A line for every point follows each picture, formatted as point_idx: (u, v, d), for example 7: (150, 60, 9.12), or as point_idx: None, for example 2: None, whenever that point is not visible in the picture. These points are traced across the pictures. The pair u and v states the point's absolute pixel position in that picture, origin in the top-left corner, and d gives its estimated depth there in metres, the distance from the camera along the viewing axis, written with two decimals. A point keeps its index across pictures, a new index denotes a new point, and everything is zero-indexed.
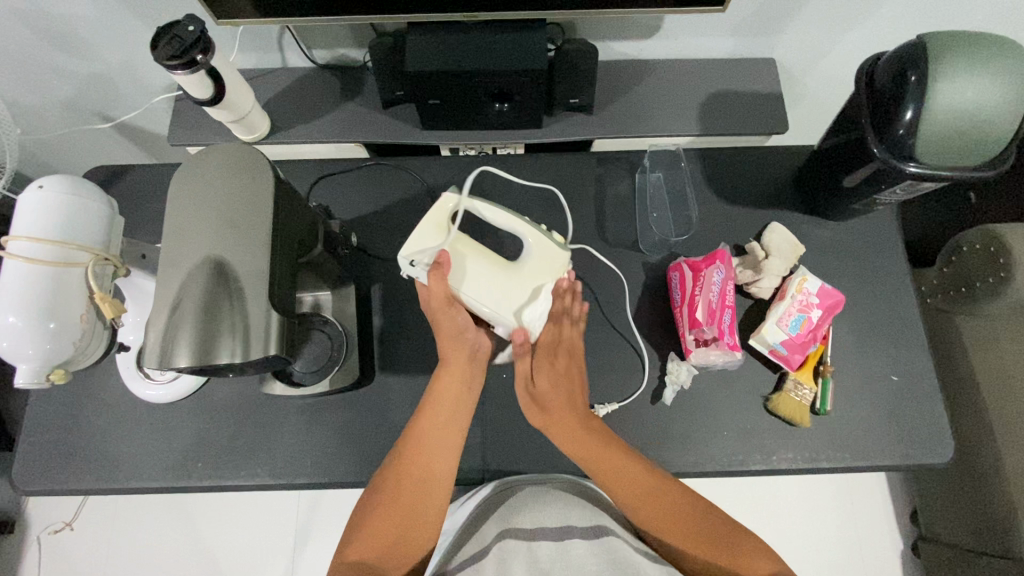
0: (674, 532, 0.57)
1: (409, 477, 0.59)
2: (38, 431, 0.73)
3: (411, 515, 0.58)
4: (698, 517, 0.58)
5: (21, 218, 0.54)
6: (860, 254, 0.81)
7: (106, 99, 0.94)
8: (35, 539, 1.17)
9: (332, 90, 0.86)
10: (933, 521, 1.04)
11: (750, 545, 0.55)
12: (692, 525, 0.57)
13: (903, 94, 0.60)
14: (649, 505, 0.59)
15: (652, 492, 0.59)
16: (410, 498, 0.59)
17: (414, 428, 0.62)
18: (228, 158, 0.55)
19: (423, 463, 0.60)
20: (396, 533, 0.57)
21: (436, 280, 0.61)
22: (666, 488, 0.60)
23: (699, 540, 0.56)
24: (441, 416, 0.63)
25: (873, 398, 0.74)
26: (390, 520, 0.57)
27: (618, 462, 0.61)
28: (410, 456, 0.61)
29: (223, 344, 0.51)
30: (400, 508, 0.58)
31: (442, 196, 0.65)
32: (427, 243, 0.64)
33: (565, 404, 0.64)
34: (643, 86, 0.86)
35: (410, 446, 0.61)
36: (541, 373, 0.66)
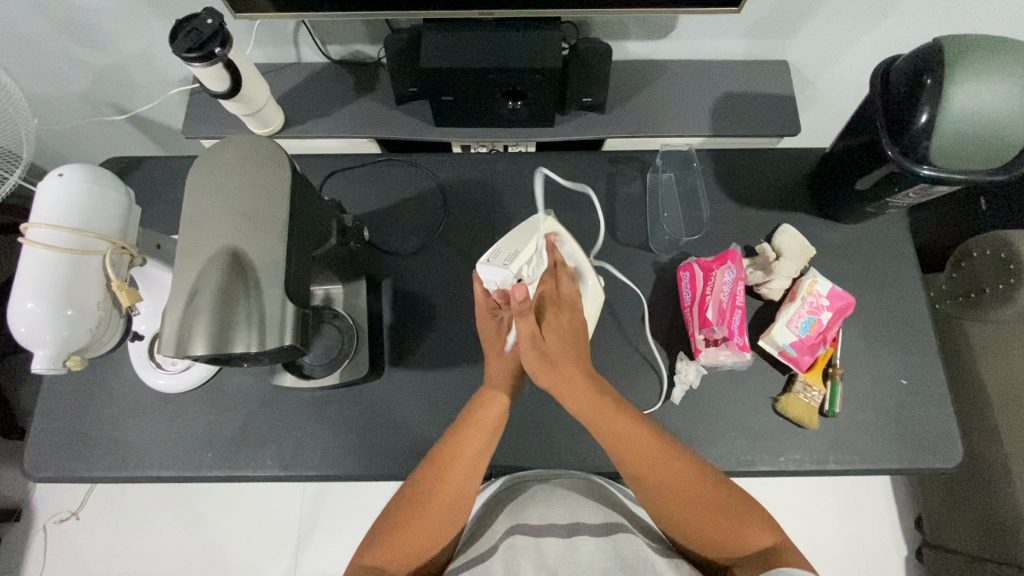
0: (671, 497, 0.57)
1: (442, 495, 0.58)
2: (50, 419, 0.74)
3: (438, 527, 0.57)
4: (699, 482, 0.57)
5: (40, 206, 0.54)
6: (871, 257, 0.81)
7: (121, 91, 0.95)
8: (41, 528, 1.18)
9: (346, 85, 0.86)
10: (938, 527, 1.04)
11: (750, 515, 0.55)
12: (692, 492, 0.57)
13: (919, 97, 0.60)
14: (648, 469, 0.58)
15: (652, 454, 0.58)
16: (434, 514, 0.58)
17: (450, 443, 0.61)
18: (246, 150, 0.55)
19: (457, 483, 0.59)
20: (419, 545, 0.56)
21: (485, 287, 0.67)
22: (669, 454, 0.58)
23: (699, 506, 0.56)
24: (479, 434, 0.62)
25: (882, 401, 0.74)
26: (415, 534, 0.56)
27: (618, 422, 0.60)
28: (441, 470, 0.59)
29: (239, 334, 0.51)
30: (426, 522, 0.57)
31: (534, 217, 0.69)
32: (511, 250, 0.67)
33: (566, 361, 0.62)
34: (656, 86, 0.86)
35: (444, 460, 0.60)
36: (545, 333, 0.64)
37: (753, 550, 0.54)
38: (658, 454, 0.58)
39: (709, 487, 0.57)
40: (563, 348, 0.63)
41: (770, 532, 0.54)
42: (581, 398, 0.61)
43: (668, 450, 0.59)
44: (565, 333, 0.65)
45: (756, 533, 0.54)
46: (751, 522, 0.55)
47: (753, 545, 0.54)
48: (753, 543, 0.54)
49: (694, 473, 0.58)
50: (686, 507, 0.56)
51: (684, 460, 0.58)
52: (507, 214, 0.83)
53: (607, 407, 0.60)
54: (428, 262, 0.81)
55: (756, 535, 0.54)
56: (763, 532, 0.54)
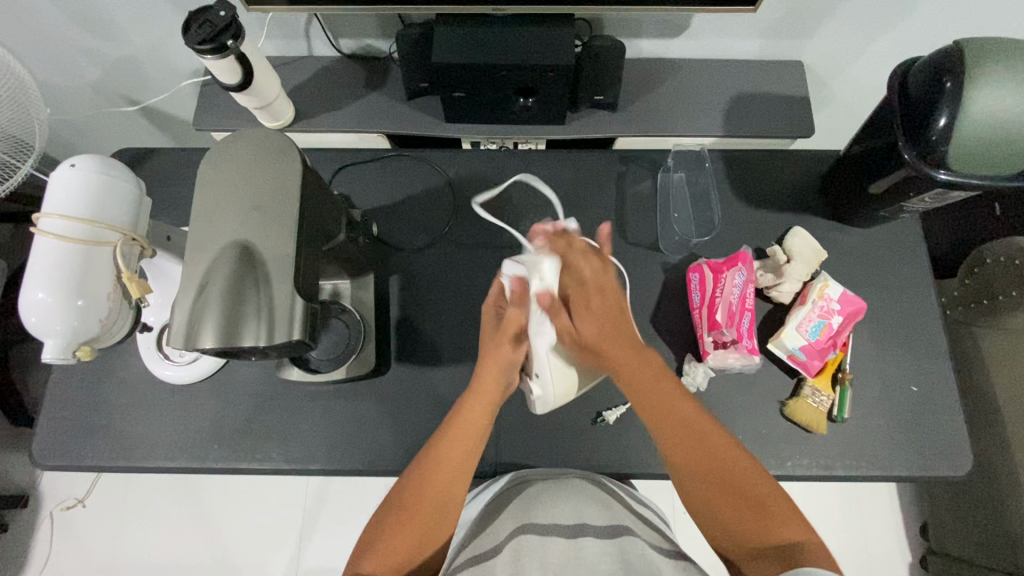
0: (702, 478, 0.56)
1: (426, 504, 0.57)
2: (58, 408, 0.74)
3: (432, 519, 0.57)
4: (737, 471, 0.55)
5: (52, 196, 0.54)
6: (883, 262, 0.80)
7: (133, 82, 0.95)
8: (47, 515, 1.19)
9: (356, 79, 0.86)
10: (943, 534, 1.03)
11: (779, 510, 0.53)
12: (727, 477, 0.55)
13: (937, 101, 0.59)
14: (686, 448, 0.57)
15: (695, 435, 0.57)
16: (423, 519, 0.57)
17: (431, 454, 0.60)
18: (257, 143, 0.55)
19: (441, 485, 0.58)
20: (414, 539, 0.56)
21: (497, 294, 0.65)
22: (713, 437, 0.57)
23: (728, 493, 0.55)
24: (469, 421, 0.61)
25: (891, 408, 0.73)
26: (411, 529, 0.56)
27: (663, 395, 0.60)
28: (433, 461, 0.59)
29: (248, 327, 0.51)
30: (422, 515, 0.57)
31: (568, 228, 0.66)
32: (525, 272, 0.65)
33: (615, 341, 0.61)
34: (668, 85, 0.85)
35: (437, 449, 0.60)
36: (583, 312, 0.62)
37: (776, 547, 0.51)
38: (699, 435, 0.58)
39: (746, 476, 0.55)
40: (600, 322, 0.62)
41: (797, 529, 0.52)
42: (631, 366, 0.61)
43: (712, 434, 0.58)
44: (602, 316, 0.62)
45: (781, 529, 0.52)
46: (778, 516, 0.53)
47: (776, 542, 0.51)
48: (774, 540, 0.52)
49: (733, 460, 0.56)
50: (715, 490, 0.55)
51: (727, 447, 0.57)
52: (516, 212, 0.83)
53: (656, 379, 0.61)
54: (436, 258, 0.80)
55: (780, 529, 0.52)
56: (791, 529, 0.52)
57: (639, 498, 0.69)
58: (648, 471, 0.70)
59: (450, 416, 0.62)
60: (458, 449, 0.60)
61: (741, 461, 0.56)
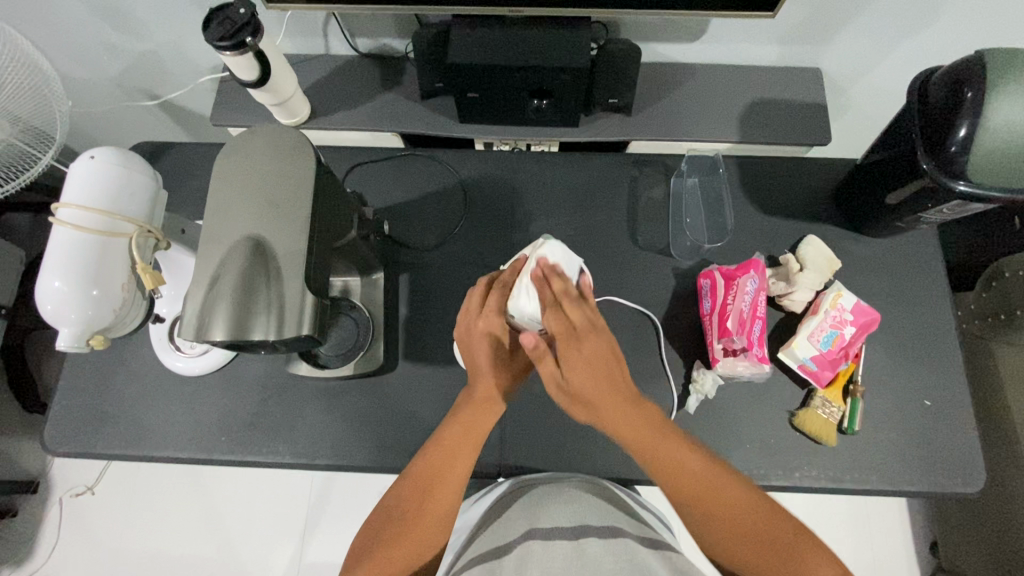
0: (720, 524, 0.53)
1: (429, 505, 0.57)
2: (72, 395, 0.75)
3: (439, 518, 0.57)
4: (756, 513, 0.53)
5: (72, 187, 0.55)
6: (898, 273, 0.79)
7: (153, 77, 0.96)
8: (57, 501, 1.20)
9: (372, 78, 0.87)
10: (953, 553, 1.01)
11: (801, 546, 0.51)
12: (746, 522, 0.53)
13: (958, 111, 0.58)
14: (704, 499, 0.54)
15: (711, 484, 0.54)
16: (426, 520, 0.56)
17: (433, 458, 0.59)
18: (272, 140, 0.55)
19: (444, 488, 0.58)
20: (418, 543, 0.55)
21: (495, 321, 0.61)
22: (733, 487, 0.54)
23: (746, 534, 0.52)
24: (467, 425, 0.61)
25: (903, 422, 0.72)
26: (416, 531, 0.55)
27: (671, 452, 0.56)
28: (436, 465, 0.59)
29: (258, 321, 0.52)
30: (427, 517, 0.56)
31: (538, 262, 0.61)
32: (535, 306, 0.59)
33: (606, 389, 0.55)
34: (684, 90, 0.85)
35: (438, 451, 0.59)
36: (570, 363, 0.55)
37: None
38: (715, 484, 0.54)
39: (765, 518, 0.53)
40: (596, 381, 0.55)
41: (818, 561, 0.50)
42: (631, 426, 0.56)
43: (731, 480, 0.55)
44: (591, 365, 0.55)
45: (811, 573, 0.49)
46: (802, 560, 0.50)
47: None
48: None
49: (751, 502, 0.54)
50: (734, 535, 0.53)
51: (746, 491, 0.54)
52: (527, 213, 0.82)
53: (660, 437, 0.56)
54: (446, 258, 0.80)
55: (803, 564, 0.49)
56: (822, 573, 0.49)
57: (643, 503, 0.68)
58: (653, 477, 0.69)
59: (450, 420, 0.62)
60: (459, 451, 0.59)
61: (762, 507, 0.53)
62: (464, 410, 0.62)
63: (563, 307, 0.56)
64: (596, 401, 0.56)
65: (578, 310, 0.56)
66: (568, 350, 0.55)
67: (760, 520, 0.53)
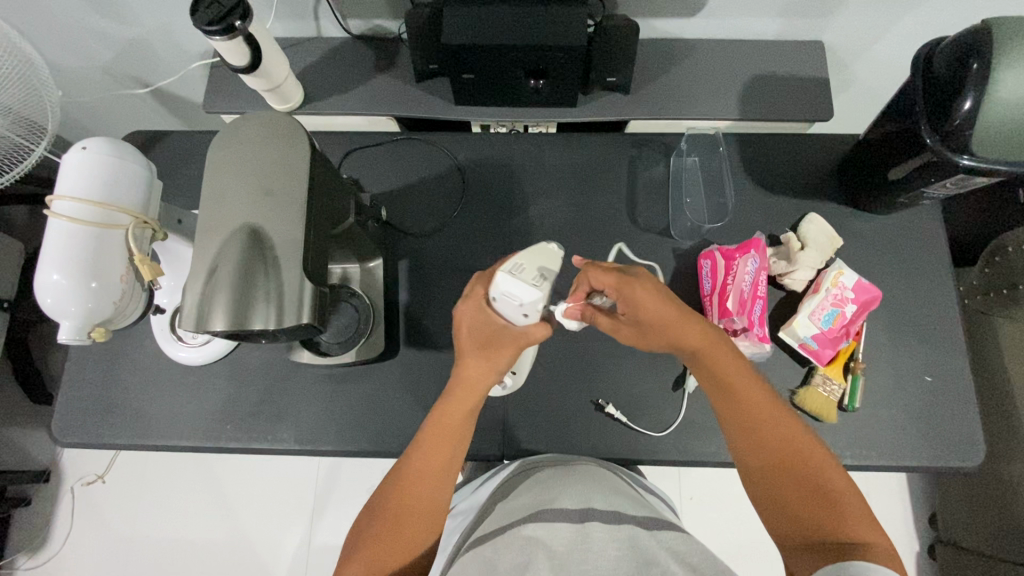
0: (766, 453, 0.54)
1: (411, 510, 0.57)
2: (77, 387, 0.76)
3: (425, 517, 0.57)
4: (805, 455, 0.53)
5: (65, 179, 0.55)
6: (900, 249, 0.78)
7: (143, 64, 0.94)
8: (69, 489, 1.22)
9: (366, 62, 0.85)
10: (951, 523, 1.03)
11: (849, 515, 0.49)
12: (802, 469, 0.53)
13: (964, 82, 0.57)
14: (753, 427, 0.55)
15: (769, 420, 0.55)
16: (407, 528, 0.56)
17: (412, 458, 0.58)
18: (265, 127, 0.55)
19: (424, 490, 0.57)
20: (402, 544, 0.55)
21: (467, 305, 0.59)
22: (795, 437, 0.54)
23: (798, 486, 0.52)
24: (450, 415, 0.59)
25: (903, 397, 0.72)
26: (400, 533, 0.56)
27: (737, 376, 0.57)
28: (416, 466, 0.58)
29: (258, 310, 0.51)
30: (410, 521, 0.56)
31: (544, 249, 0.55)
32: (516, 290, 0.53)
33: (682, 324, 0.56)
34: (683, 67, 0.83)
35: (416, 456, 0.58)
36: (638, 306, 0.56)
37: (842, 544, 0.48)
38: (776, 424, 0.55)
39: (823, 472, 0.52)
40: (670, 314, 0.56)
41: (867, 528, 0.49)
42: (713, 354, 0.57)
43: (790, 421, 0.55)
44: (660, 313, 0.56)
45: (857, 522, 0.49)
46: (848, 512, 0.50)
47: (844, 535, 0.49)
48: (833, 539, 0.49)
49: (816, 456, 0.53)
50: (777, 469, 0.53)
51: (800, 433, 0.55)
52: (525, 196, 0.82)
53: (733, 362, 0.57)
54: (444, 243, 0.80)
55: (842, 526, 0.49)
56: (865, 524, 0.49)
57: (647, 485, 0.69)
58: (653, 458, 0.70)
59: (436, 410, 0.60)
60: (448, 448, 0.59)
61: (818, 454, 0.53)
62: (449, 398, 0.60)
63: (597, 317, 0.60)
64: (671, 330, 0.57)
65: (614, 290, 0.57)
66: (631, 303, 0.57)
67: (811, 465, 0.53)
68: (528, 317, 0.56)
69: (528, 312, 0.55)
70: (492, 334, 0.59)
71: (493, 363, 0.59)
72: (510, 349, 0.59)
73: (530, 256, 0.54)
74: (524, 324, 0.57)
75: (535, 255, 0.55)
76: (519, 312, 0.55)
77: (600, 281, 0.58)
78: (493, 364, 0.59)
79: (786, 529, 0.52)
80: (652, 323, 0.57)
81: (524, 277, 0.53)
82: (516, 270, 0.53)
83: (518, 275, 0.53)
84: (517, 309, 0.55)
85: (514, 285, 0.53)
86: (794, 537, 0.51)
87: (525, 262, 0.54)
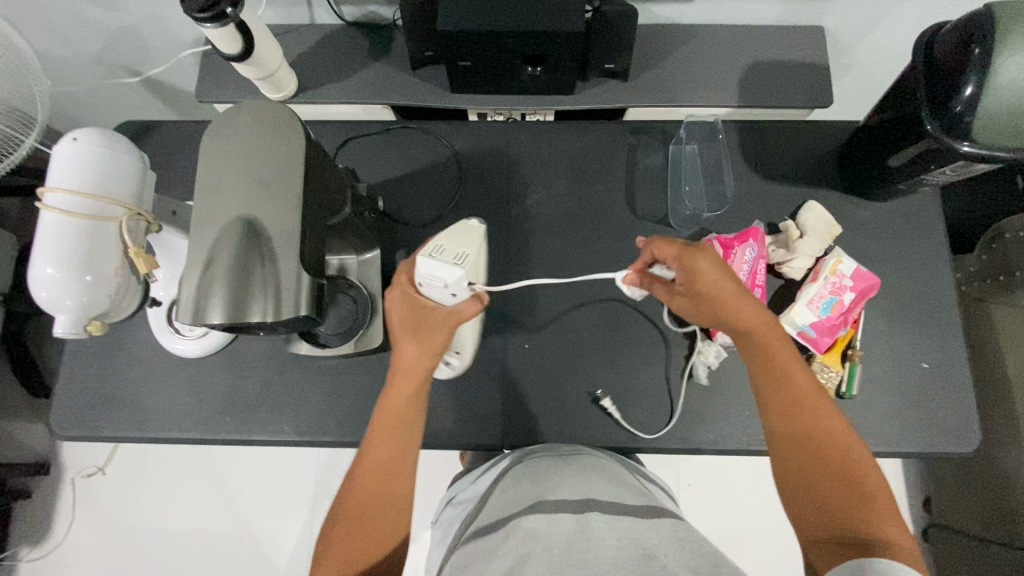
0: (804, 441, 0.54)
1: (377, 504, 0.56)
2: (75, 380, 0.76)
3: (392, 508, 0.56)
4: (843, 450, 0.53)
5: (56, 171, 0.54)
6: (899, 236, 0.78)
7: (134, 52, 0.93)
8: (69, 481, 1.23)
9: (360, 49, 0.84)
10: (947, 507, 1.04)
11: (878, 510, 0.50)
12: (840, 463, 0.53)
13: (966, 67, 0.57)
14: (797, 413, 0.55)
15: (814, 409, 0.55)
16: (374, 520, 0.55)
17: (369, 453, 0.58)
18: (259, 117, 0.54)
19: (388, 482, 0.57)
20: (373, 537, 0.55)
21: (396, 293, 0.60)
22: (836, 430, 0.54)
23: (832, 478, 0.52)
24: (399, 398, 0.59)
25: (900, 384, 0.73)
26: (370, 526, 0.55)
27: (787, 365, 0.57)
28: (375, 461, 0.57)
29: (255, 303, 0.51)
30: (379, 515, 0.56)
31: (465, 226, 0.59)
32: (438, 267, 0.56)
33: (744, 303, 0.57)
34: (682, 52, 0.82)
35: (370, 450, 0.58)
36: (701, 284, 0.56)
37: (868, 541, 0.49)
38: (821, 414, 0.55)
39: (859, 469, 0.52)
40: (730, 294, 0.56)
41: (894, 529, 0.50)
42: (768, 338, 0.58)
43: (834, 415, 0.55)
44: (723, 292, 0.56)
45: (886, 522, 0.50)
46: (878, 511, 0.50)
47: (872, 533, 0.49)
48: (861, 535, 0.49)
49: (854, 453, 0.53)
50: (813, 458, 0.53)
51: (841, 427, 0.55)
52: (523, 185, 0.81)
53: (784, 346, 0.58)
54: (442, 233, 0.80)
55: (872, 524, 0.50)
56: (892, 524, 0.50)
57: (647, 475, 0.69)
58: (652, 446, 0.71)
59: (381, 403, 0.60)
60: (394, 434, 0.58)
61: (855, 451, 0.53)
62: (390, 389, 0.60)
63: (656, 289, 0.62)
64: (730, 308, 0.57)
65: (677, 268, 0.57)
66: (692, 280, 0.57)
67: (848, 460, 0.53)
68: (457, 296, 0.58)
69: (455, 288, 0.56)
70: (424, 317, 0.59)
71: (423, 348, 0.59)
72: (441, 330, 0.59)
73: (449, 235, 0.58)
74: (454, 304, 0.59)
75: (449, 234, 0.58)
76: (447, 291, 0.57)
77: (661, 252, 0.58)
78: (422, 347, 0.59)
79: (812, 519, 0.52)
80: (711, 299, 0.57)
81: (443, 254, 0.57)
82: (433, 247, 0.57)
83: (438, 252, 0.57)
84: (443, 288, 0.57)
85: (436, 266, 0.56)
86: (819, 527, 0.51)
87: (443, 242, 0.58)
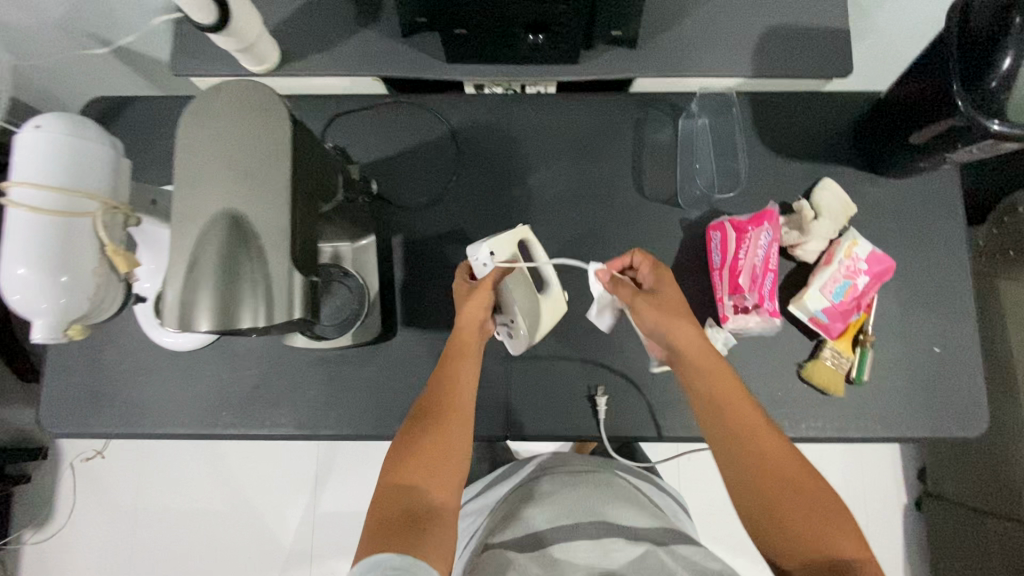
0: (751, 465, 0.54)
1: (449, 428, 0.57)
2: (63, 375, 0.73)
3: (462, 435, 0.57)
4: (792, 471, 0.53)
5: (20, 162, 0.50)
6: (916, 215, 0.75)
7: (101, 19, 0.86)
8: (69, 465, 1.22)
9: (346, 14, 0.77)
10: (942, 480, 1.05)
11: (831, 528, 0.50)
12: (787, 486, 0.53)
13: (1005, 37, 0.53)
14: (740, 437, 0.55)
15: (754, 432, 0.55)
16: (447, 439, 0.56)
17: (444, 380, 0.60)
18: (240, 100, 0.49)
19: (459, 410, 0.58)
20: (442, 458, 0.55)
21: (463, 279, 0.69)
22: (781, 451, 0.54)
23: (782, 500, 0.52)
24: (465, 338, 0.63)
25: (911, 369, 0.72)
26: (442, 442, 0.56)
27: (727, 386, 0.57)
28: (447, 390, 0.59)
29: (245, 307, 0.48)
30: (450, 439, 0.56)
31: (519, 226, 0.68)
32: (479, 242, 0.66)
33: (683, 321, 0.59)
34: (694, 16, 0.76)
35: (444, 379, 0.60)
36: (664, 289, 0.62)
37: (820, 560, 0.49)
38: (765, 438, 0.55)
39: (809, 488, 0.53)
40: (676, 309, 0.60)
41: (848, 546, 0.50)
42: (705, 361, 0.59)
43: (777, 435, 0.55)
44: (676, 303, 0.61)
45: (839, 541, 0.50)
46: (830, 531, 0.50)
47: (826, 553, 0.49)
48: (818, 552, 0.50)
49: (801, 473, 0.53)
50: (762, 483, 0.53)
51: (787, 448, 0.55)
52: (523, 164, 0.77)
53: (722, 369, 0.58)
54: (440, 216, 0.76)
55: (826, 543, 0.50)
56: (846, 543, 0.50)
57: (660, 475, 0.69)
58: (658, 434, 0.70)
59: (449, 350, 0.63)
60: (453, 389, 0.59)
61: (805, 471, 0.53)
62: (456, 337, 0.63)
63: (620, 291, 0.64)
64: (675, 325, 0.59)
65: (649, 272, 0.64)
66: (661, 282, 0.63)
67: (796, 481, 0.53)
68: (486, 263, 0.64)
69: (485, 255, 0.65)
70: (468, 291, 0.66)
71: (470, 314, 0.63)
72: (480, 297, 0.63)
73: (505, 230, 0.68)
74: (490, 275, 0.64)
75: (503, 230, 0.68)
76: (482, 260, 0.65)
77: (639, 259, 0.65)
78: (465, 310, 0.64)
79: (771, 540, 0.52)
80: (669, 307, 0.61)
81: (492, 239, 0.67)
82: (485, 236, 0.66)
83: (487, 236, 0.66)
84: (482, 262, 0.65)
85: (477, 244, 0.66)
86: (780, 546, 0.51)
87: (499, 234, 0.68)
